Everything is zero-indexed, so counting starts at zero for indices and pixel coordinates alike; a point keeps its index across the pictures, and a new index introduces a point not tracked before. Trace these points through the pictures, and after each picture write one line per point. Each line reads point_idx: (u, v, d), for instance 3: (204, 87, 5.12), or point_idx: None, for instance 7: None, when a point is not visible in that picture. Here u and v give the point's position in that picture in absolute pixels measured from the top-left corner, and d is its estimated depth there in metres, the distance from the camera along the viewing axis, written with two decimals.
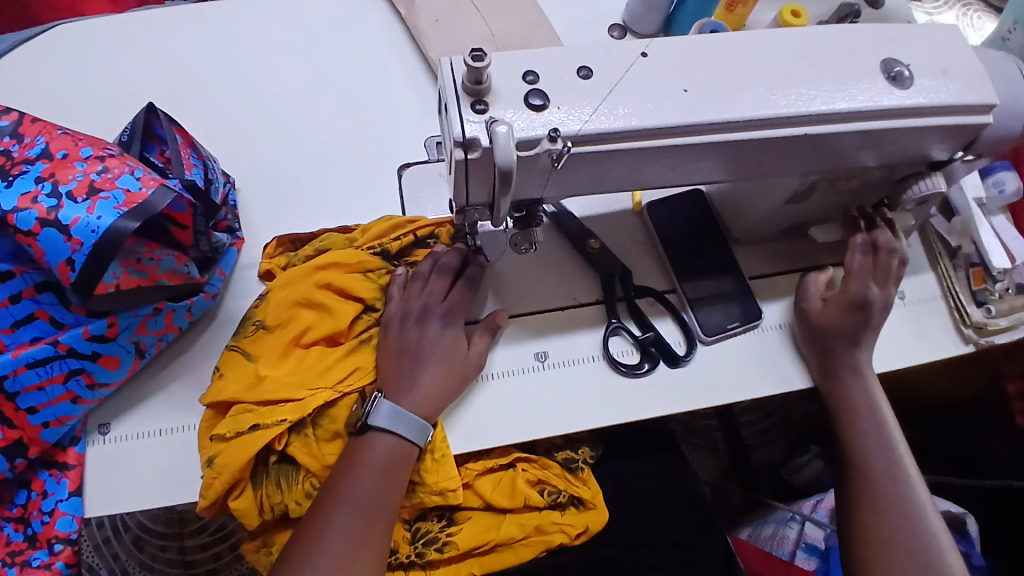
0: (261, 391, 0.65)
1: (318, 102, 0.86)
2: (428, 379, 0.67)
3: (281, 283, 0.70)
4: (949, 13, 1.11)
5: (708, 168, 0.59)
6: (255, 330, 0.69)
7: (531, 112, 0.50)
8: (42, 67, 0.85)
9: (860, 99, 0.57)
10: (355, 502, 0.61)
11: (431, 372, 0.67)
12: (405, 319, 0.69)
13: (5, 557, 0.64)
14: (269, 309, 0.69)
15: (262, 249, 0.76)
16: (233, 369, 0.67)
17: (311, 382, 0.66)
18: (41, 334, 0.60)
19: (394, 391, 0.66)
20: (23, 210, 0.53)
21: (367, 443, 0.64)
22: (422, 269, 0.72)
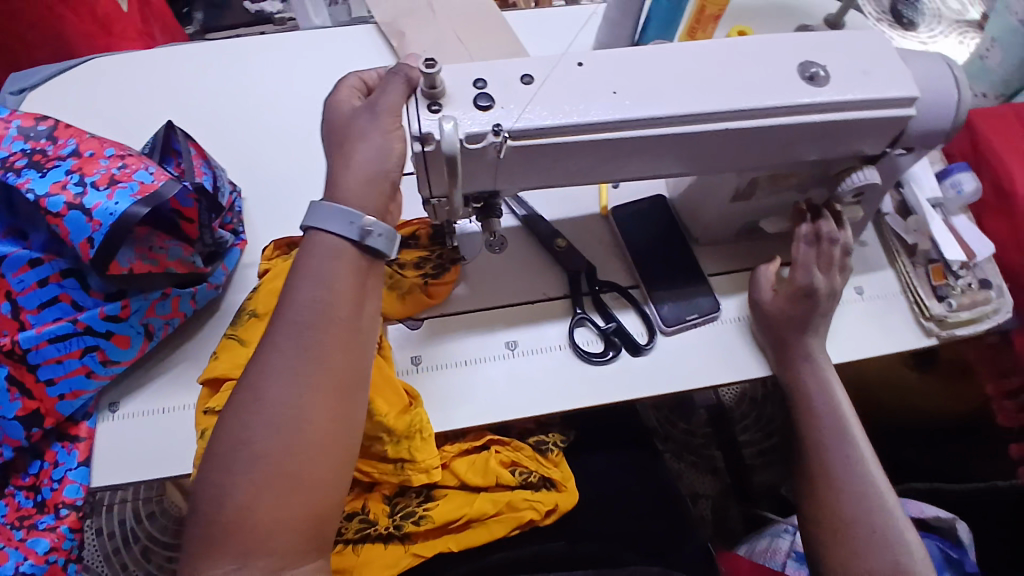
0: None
1: (319, 123, 0.96)
2: (350, 175, 0.64)
3: (275, 276, 0.78)
4: (947, 40, 1.17)
5: (645, 163, 0.67)
6: (248, 318, 0.76)
7: (479, 113, 0.59)
8: (79, 98, 0.98)
9: (780, 98, 0.64)
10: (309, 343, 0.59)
11: (353, 176, 0.64)
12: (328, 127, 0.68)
13: (16, 520, 0.71)
14: (260, 299, 0.77)
15: (262, 251, 0.85)
16: (227, 352, 0.74)
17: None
18: (63, 314, 0.70)
19: (329, 188, 0.64)
20: (54, 195, 0.63)
21: (313, 256, 0.63)
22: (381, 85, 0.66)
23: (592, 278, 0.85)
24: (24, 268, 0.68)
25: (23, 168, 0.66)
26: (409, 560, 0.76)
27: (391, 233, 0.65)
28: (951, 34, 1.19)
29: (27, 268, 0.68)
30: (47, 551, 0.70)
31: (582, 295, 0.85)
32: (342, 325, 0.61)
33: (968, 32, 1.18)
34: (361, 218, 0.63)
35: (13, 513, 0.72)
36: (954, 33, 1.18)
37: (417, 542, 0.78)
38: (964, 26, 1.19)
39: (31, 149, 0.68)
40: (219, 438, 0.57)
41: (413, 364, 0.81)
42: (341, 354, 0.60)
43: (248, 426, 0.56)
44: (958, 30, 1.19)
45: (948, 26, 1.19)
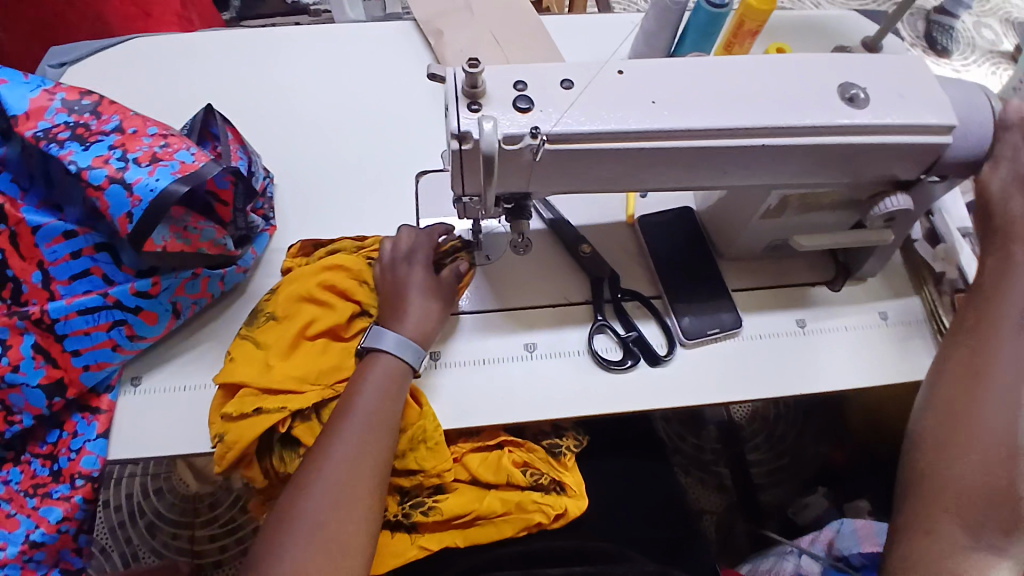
0: (272, 375, 0.73)
1: (352, 115, 0.97)
2: (413, 312, 0.76)
3: (292, 280, 0.79)
4: (980, 69, 1.17)
5: (678, 174, 0.67)
6: (265, 320, 0.77)
7: (518, 114, 0.60)
8: (118, 76, 1.00)
9: (817, 117, 0.64)
10: (365, 422, 0.69)
11: (414, 311, 0.76)
12: (396, 260, 0.79)
13: (30, 488, 0.73)
14: (278, 303, 0.77)
15: (286, 251, 0.85)
16: (244, 356, 0.75)
17: (318, 373, 0.74)
18: (93, 287, 0.71)
19: (392, 321, 0.76)
20: (96, 168, 0.65)
21: (372, 362, 0.73)
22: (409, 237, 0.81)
23: (614, 288, 0.85)
24: (57, 240, 0.70)
25: (67, 141, 0.67)
26: (415, 552, 0.77)
27: (420, 351, 0.75)
28: (983, 63, 1.19)
29: (61, 240, 0.70)
30: (59, 521, 0.72)
31: (604, 302, 0.85)
32: (388, 432, 0.70)
33: (1002, 64, 1.19)
34: (421, 351, 0.75)
35: (27, 481, 0.73)
36: (988, 63, 1.18)
37: (424, 534, 0.79)
38: (997, 57, 1.20)
39: (75, 123, 0.69)
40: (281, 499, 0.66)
41: (433, 359, 0.82)
42: (384, 455, 0.69)
43: (307, 494, 0.65)
44: (992, 60, 1.20)
45: (981, 55, 1.19)
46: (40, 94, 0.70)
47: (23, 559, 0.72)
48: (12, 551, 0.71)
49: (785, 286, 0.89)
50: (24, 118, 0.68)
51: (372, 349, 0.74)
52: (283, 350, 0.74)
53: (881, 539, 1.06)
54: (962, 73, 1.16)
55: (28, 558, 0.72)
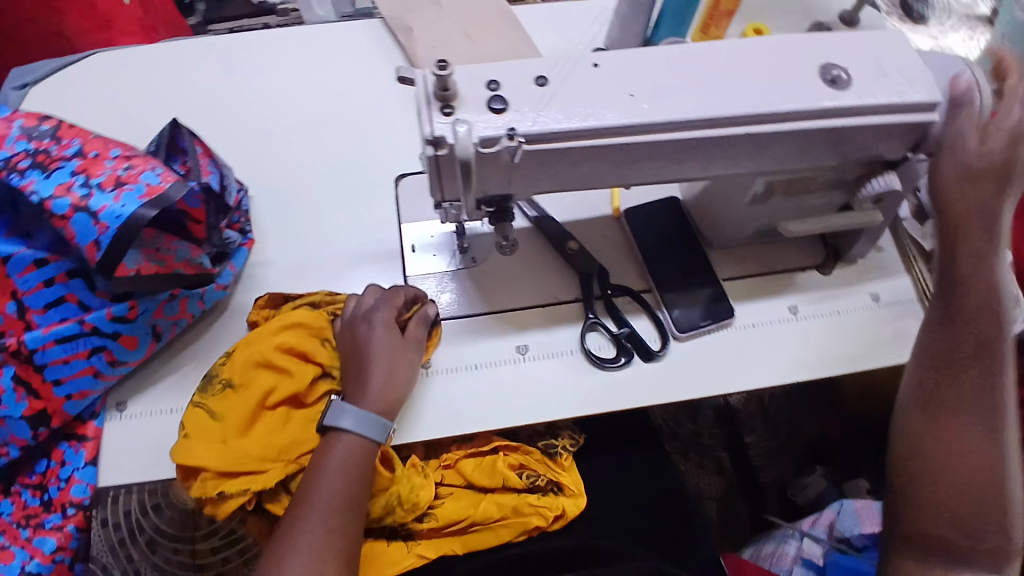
0: (230, 453, 0.69)
1: (326, 119, 0.94)
2: (376, 383, 0.72)
3: (247, 345, 0.74)
4: None
5: (663, 167, 0.65)
6: (220, 389, 0.73)
7: (493, 115, 0.57)
8: (82, 90, 0.97)
9: (800, 101, 0.63)
10: (328, 506, 0.67)
11: (377, 382, 0.72)
12: (358, 319, 0.76)
13: (22, 519, 0.71)
14: (233, 369, 0.73)
15: (253, 301, 0.81)
16: (198, 429, 0.71)
17: (278, 448, 0.71)
18: (68, 315, 0.69)
19: (356, 394, 0.72)
20: (59, 197, 0.62)
21: (332, 440, 0.71)
22: (367, 300, 0.78)
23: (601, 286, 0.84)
24: (28, 269, 0.68)
25: (28, 169, 0.64)
26: (411, 560, 0.76)
27: (386, 426, 0.72)
28: None
29: (32, 269, 0.68)
30: (54, 551, 0.71)
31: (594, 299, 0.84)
32: (352, 516, 0.68)
33: None
34: (387, 424, 0.72)
35: (19, 512, 0.72)
36: None
37: (422, 543, 0.78)
38: None
39: (35, 149, 0.66)
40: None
41: (424, 367, 0.80)
42: (350, 539, 0.68)
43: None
44: (967, 25, 1.02)
45: None
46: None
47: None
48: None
49: (776, 272, 0.89)
50: None
51: (331, 427, 0.71)
52: (241, 426, 0.71)
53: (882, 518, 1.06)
54: (940, 38, 0.99)
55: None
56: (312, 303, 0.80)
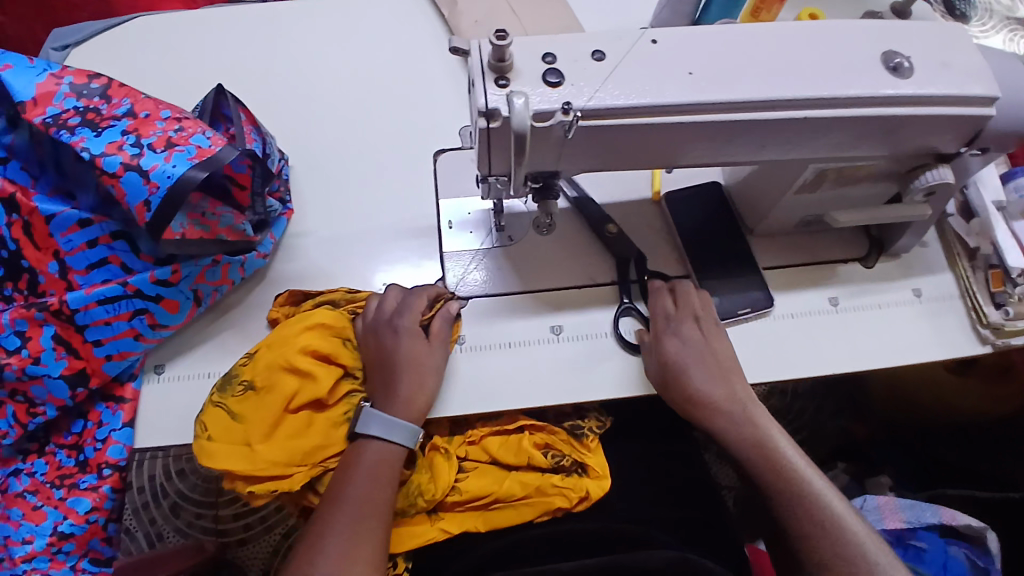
0: (257, 457, 0.68)
1: (366, 91, 0.94)
2: (404, 389, 0.72)
3: (270, 346, 0.72)
4: None
5: (715, 150, 0.64)
6: (243, 390, 0.71)
7: (548, 89, 0.57)
8: (122, 55, 0.96)
9: (861, 87, 0.61)
10: (354, 509, 0.67)
11: (404, 388, 0.72)
12: (381, 323, 0.75)
13: (57, 479, 0.71)
14: (256, 371, 0.71)
15: (273, 299, 0.80)
16: (222, 432, 0.70)
17: (303, 452, 0.70)
18: (111, 277, 0.70)
19: (383, 399, 0.72)
20: (110, 155, 0.63)
21: (359, 447, 0.71)
22: (391, 302, 0.76)
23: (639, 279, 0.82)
24: (72, 229, 0.69)
25: (78, 127, 0.65)
26: (434, 534, 0.77)
27: (412, 429, 0.71)
28: None
29: (76, 228, 0.69)
30: (88, 512, 0.70)
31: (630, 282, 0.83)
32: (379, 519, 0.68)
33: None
34: (415, 430, 0.72)
35: (53, 472, 0.72)
36: None
37: (445, 517, 0.78)
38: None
39: (84, 107, 0.66)
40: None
41: (458, 344, 0.80)
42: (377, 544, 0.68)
43: None
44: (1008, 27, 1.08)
45: None
46: (46, 78, 0.67)
47: (52, 551, 0.70)
48: (40, 544, 0.69)
49: (817, 263, 0.87)
50: (32, 104, 0.66)
51: (358, 433, 0.71)
52: (265, 430, 0.69)
53: (906, 516, 1.04)
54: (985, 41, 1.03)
55: (57, 550, 0.70)
56: (332, 303, 0.79)
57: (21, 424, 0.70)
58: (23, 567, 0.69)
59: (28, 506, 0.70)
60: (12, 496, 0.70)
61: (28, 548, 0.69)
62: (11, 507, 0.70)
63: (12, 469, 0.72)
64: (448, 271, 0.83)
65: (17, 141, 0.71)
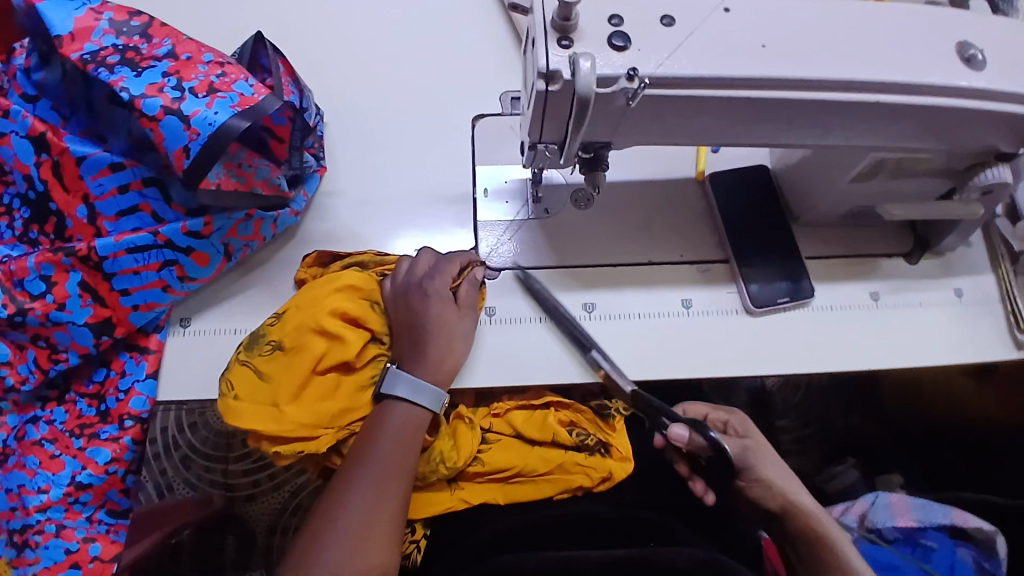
0: (284, 419, 0.68)
1: (405, 48, 0.90)
2: (432, 356, 0.71)
3: (298, 307, 0.71)
4: None
5: (775, 130, 0.61)
6: (271, 350, 0.70)
7: (613, 53, 0.54)
8: None
9: (938, 75, 0.58)
10: (379, 471, 0.67)
11: (431, 355, 0.71)
12: (411, 288, 0.73)
13: (76, 428, 0.71)
14: (284, 331, 0.70)
15: (300, 258, 0.78)
16: (248, 391, 0.69)
17: (329, 416, 0.69)
18: (141, 225, 0.68)
19: (411, 364, 0.71)
20: (150, 97, 0.60)
21: (386, 409, 0.70)
22: (420, 269, 0.74)
23: (637, 398, 0.73)
24: (103, 173, 0.66)
25: (117, 65, 0.62)
26: (453, 503, 0.77)
27: (438, 393, 0.70)
28: None
29: (107, 173, 0.66)
30: (107, 462, 0.70)
31: (666, 263, 0.82)
32: (403, 483, 0.68)
33: None
34: (443, 395, 0.71)
35: (72, 421, 0.71)
36: None
37: (465, 487, 0.78)
38: None
39: (124, 46, 0.64)
40: (299, 550, 0.66)
41: (486, 314, 0.78)
42: (400, 507, 0.67)
43: (324, 545, 0.64)
44: None
45: None
46: (85, 13, 0.64)
47: (68, 501, 0.70)
48: (56, 493, 0.69)
49: (860, 256, 0.85)
50: (69, 39, 0.63)
51: (385, 396, 0.70)
52: (293, 391, 0.68)
53: (917, 515, 1.04)
54: None
55: (73, 500, 0.70)
56: (360, 264, 0.77)
57: (42, 369, 0.69)
58: (37, 517, 0.69)
59: (44, 454, 0.70)
60: (29, 444, 0.70)
61: (43, 498, 0.69)
62: (27, 455, 0.69)
63: (31, 415, 0.71)
64: (480, 241, 0.81)
65: (49, 78, 0.68)
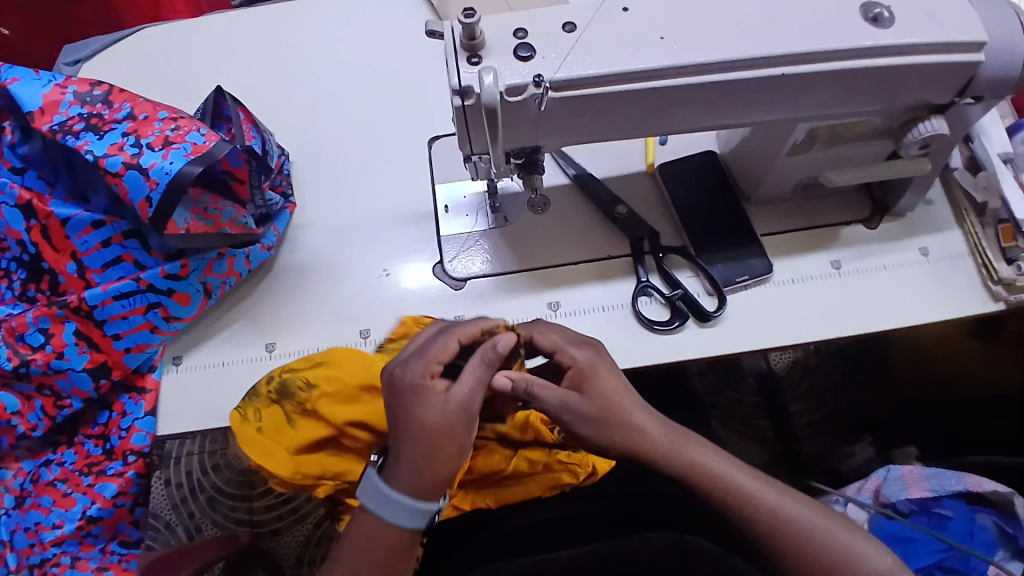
0: (298, 464, 0.72)
1: (360, 83, 0.96)
2: (410, 463, 0.61)
3: (352, 368, 0.73)
4: None
5: (694, 115, 0.64)
6: (309, 400, 0.73)
7: (520, 64, 0.58)
8: (126, 60, 0.99)
9: (842, 41, 0.61)
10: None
11: (410, 462, 0.61)
12: (395, 381, 0.64)
13: (85, 467, 0.76)
14: (332, 387, 0.73)
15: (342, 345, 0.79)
16: (272, 427, 0.73)
17: (337, 464, 0.73)
18: (126, 274, 0.74)
19: (392, 470, 0.62)
20: (112, 156, 0.67)
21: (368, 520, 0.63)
22: (410, 357, 0.65)
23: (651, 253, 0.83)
24: (87, 231, 0.73)
25: (82, 132, 0.69)
26: (445, 511, 0.81)
27: (420, 514, 0.62)
28: None
29: (90, 230, 0.73)
30: (114, 496, 0.75)
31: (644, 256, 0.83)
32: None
33: None
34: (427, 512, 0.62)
35: (82, 460, 0.77)
36: None
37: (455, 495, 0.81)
38: None
39: (87, 114, 0.70)
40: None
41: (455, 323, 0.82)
42: None
43: None
44: None
45: None
46: (51, 88, 0.71)
47: (81, 534, 0.75)
48: (69, 527, 0.74)
49: (819, 226, 0.86)
50: (39, 113, 0.70)
51: (369, 505, 0.63)
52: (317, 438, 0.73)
53: (930, 484, 0.99)
54: None
55: (85, 533, 0.75)
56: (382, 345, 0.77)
57: (49, 416, 0.75)
58: (53, 551, 0.74)
59: (58, 493, 0.76)
60: (43, 485, 0.76)
61: (57, 532, 0.74)
62: (41, 495, 0.75)
63: (44, 459, 0.77)
64: (446, 255, 0.85)
65: (32, 150, 0.75)
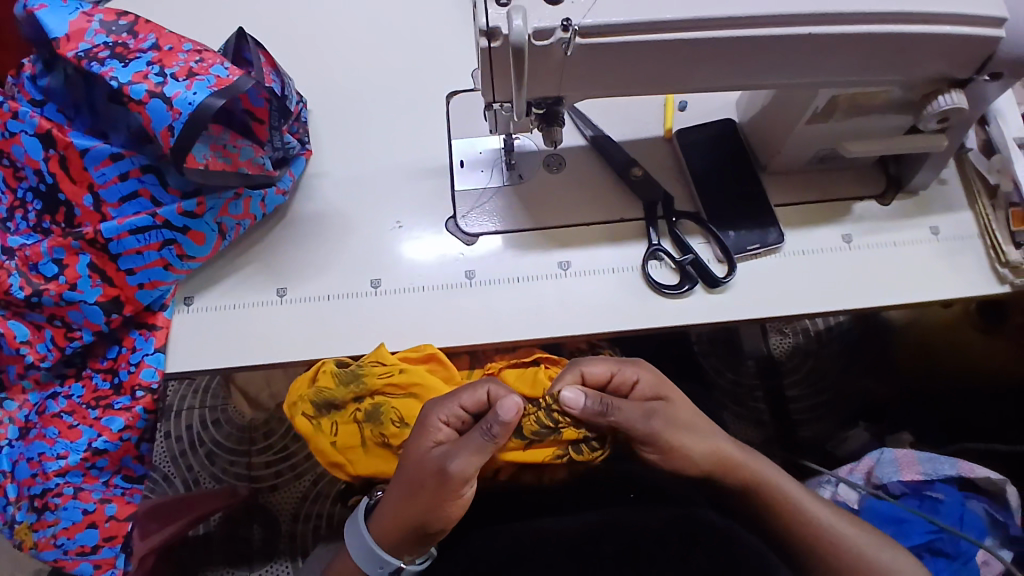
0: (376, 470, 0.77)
1: (379, 35, 0.95)
2: (390, 493, 0.70)
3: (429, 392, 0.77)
4: None
5: (717, 74, 0.64)
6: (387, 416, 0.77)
7: (549, 8, 0.58)
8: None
9: (870, 3, 0.60)
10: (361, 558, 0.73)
11: (391, 493, 0.69)
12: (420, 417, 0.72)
13: (92, 401, 0.77)
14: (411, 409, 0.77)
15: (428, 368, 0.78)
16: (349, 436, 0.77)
17: None
18: (142, 209, 0.75)
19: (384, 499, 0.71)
20: (136, 83, 0.67)
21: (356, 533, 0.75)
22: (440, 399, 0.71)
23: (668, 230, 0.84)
24: (105, 163, 0.73)
25: (107, 59, 0.69)
26: None
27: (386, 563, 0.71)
28: None
29: (108, 163, 0.73)
30: (121, 430, 0.76)
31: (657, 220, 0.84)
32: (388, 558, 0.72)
33: None
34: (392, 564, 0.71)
35: (89, 395, 0.78)
36: None
37: None
38: None
39: (113, 43, 0.70)
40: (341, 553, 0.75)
41: (467, 278, 0.82)
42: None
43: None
44: None
45: None
46: (78, 16, 0.71)
47: (85, 466, 0.76)
48: (74, 459, 0.75)
49: (831, 200, 0.86)
50: (65, 39, 0.70)
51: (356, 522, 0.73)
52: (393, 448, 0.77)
53: (924, 467, 1.00)
54: None
55: (90, 465, 0.76)
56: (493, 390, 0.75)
57: (58, 347, 0.76)
58: (56, 481, 0.75)
59: (63, 425, 0.76)
60: (49, 417, 0.77)
61: (62, 463, 0.75)
62: (47, 426, 0.76)
63: (50, 392, 0.78)
64: (460, 211, 0.85)
65: (54, 84, 0.75)
